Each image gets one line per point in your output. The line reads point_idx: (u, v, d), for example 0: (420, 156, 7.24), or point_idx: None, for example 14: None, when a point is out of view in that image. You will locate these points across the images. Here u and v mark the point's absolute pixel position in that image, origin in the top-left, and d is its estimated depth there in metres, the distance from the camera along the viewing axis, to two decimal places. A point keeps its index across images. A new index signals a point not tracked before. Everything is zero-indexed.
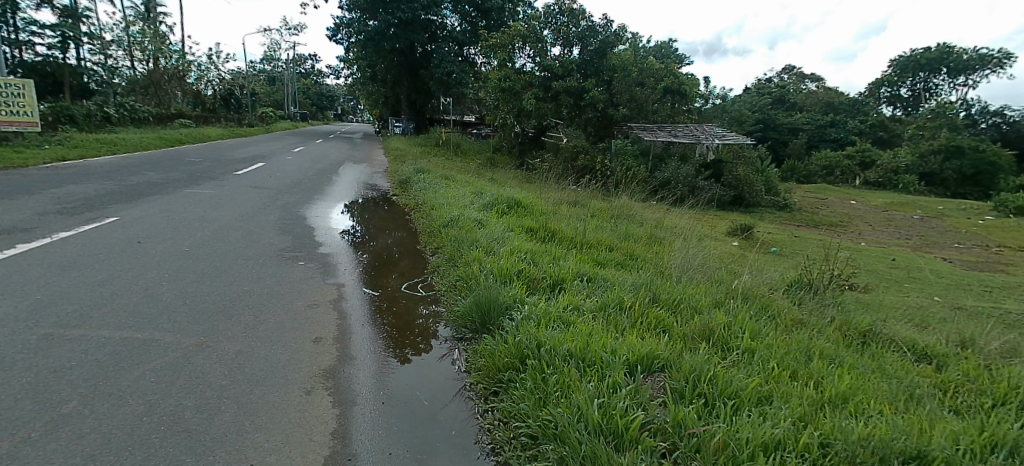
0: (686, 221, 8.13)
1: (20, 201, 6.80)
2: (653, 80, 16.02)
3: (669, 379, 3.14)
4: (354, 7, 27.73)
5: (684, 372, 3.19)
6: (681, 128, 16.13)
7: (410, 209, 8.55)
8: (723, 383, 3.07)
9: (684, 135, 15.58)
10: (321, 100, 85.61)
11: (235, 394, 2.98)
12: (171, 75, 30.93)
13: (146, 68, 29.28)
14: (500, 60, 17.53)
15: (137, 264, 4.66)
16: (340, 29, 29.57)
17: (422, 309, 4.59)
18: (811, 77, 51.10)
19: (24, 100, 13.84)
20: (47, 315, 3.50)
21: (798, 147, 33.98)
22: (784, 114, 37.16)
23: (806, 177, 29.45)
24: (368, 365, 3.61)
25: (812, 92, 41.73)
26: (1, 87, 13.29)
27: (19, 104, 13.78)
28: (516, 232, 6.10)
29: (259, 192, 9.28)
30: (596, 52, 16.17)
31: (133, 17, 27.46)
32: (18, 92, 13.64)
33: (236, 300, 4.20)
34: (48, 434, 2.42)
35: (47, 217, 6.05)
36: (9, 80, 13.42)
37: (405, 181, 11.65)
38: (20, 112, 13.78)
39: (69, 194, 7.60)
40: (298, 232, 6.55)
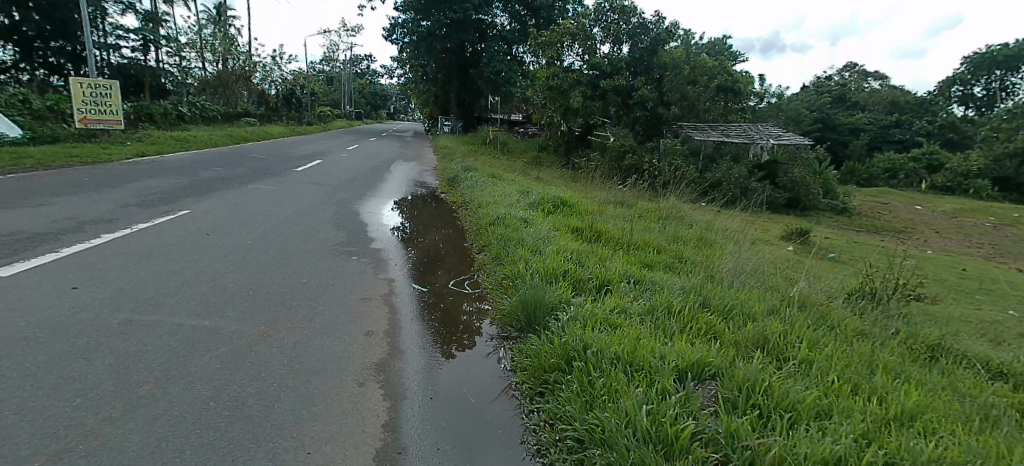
0: (739, 224, 7.87)
1: (107, 194, 7.36)
2: (706, 77, 15.67)
3: (721, 388, 3.05)
4: (408, 9, 28.56)
5: (737, 381, 3.09)
6: (735, 128, 15.51)
7: (458, 207, 8.64)
8: (779, 395, 2.95)
9: (737, 135, 15.00)
10: (374, 100, 88.77)
11: (294, 385, 3.10)
12: (238, 75, 32.36)
13: (216, 69, 31.09)
14: (548, 58, 17.62)
15: (206, 255, 4.92)
16: (395, 30, 30.51)
17: (468, 306, 4.63)
18: (875, 75, 48.46)
19: (110, 100, 14.71)
20: (127, 301, 3.75)
21: (858, 148, 32.40)
22: (843, 113, 35.40)
23: (866, 180, 28.13)
24: (417, 359, 3.69)
25: (876, 90, 39.66)
26: (90, 87, 14.22)
27: (106, 103, 14.68)
28: (561, 232, 6.04)
29: (318, 187, 9.69)
30: (647, 49, 15.87)
31: (207, 21, 29.13)
32: (105, 92, 14.54)
33: (295, 292, 4.36)
34: (128, 414, 2.59)
35: (128, 208, 6.50)
36: (97, 82, 14.30)
37: (453, 179, 11.82)
38: (108, 111, 14.70)
39: (150, 187, 8.17)
40: (352, 227, 6.73)
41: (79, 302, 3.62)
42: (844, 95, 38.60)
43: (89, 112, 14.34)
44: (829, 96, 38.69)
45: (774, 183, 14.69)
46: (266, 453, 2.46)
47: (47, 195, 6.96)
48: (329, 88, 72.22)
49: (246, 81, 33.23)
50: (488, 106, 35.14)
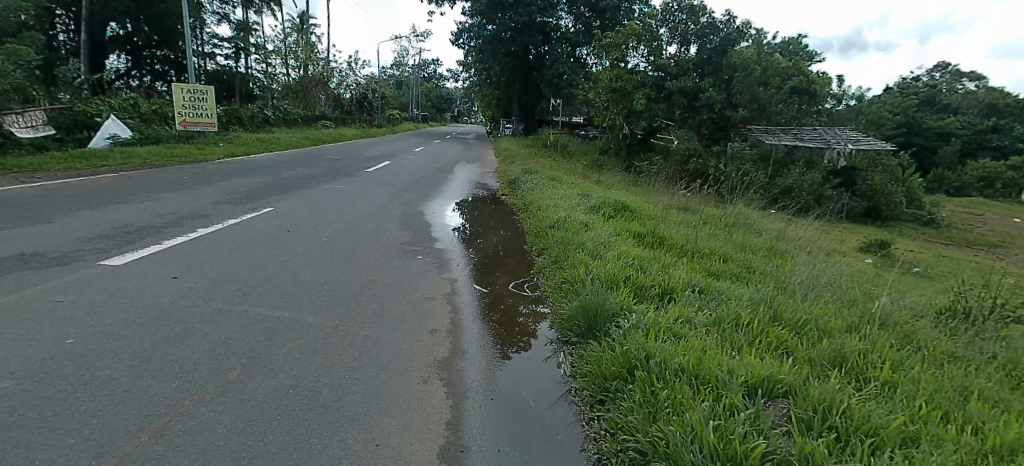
0: (813, 233, 7.45)
1: (202, 191, 7.97)
2: (780, 79, 15.10)
3: (794, 408, 2.88)
4: (474, 13, 28.95)
5: (812, 401, 2.91)
6: (809, 132, 14.74)
7: (518, 209, 8.70)
8: (858, 417, 2.75)
9: (811, 138, 14.10)
10: (437, 103, 91.22)
11: (363, 377, 3.22)
12: (318, 81, 34.15)
13: (297, 74, 33.01)
14: (612, 60, 17.40)
15: (286, 251, 5.20)
16: (462, 35, 31.30)
17: (526, 309, 4.62)
18: (972, 76, 44.29)
19: (206, 103, 15.90)
20: (218, 291, 4.03)
21: (948, 155, 29.80)
22: (932, 117, 32.67)
23: (956, 189, 25.85)
24: (478, 360, 3.73)
25: (972, 92, 36.31)
26: (189, 92, 15.45)
27: (202, 107, 15.85)
28: (622, 237, 5.94)
29: (387, 188, 10.03)
30: (716, 50, 15.60)
31: (291, 29, 31.00)
32: (202, 97, 15.75)
33: (365, 288, 4.53)
34: (219, 397, 2.79)
35: (218, 205, 6.99)
36: (196, 87, 15.55)
37: (514, 181, 11.91)
38: (203, 114, 15.86)
39: (238, 186, 8.77)
40: (417, 227, 6.93)
41: (177, 291, 3.92)
42: (933, 97, 36.64)
43: (189, 115, 15.59)
44: (916, 98, 35.92)
45: (850, 191, 13.71)
46: (340, 442, 2.57)
47: (152, 191, 7.63)
48: (396, 92, 75.13)
49: (323, 85, 34.99)
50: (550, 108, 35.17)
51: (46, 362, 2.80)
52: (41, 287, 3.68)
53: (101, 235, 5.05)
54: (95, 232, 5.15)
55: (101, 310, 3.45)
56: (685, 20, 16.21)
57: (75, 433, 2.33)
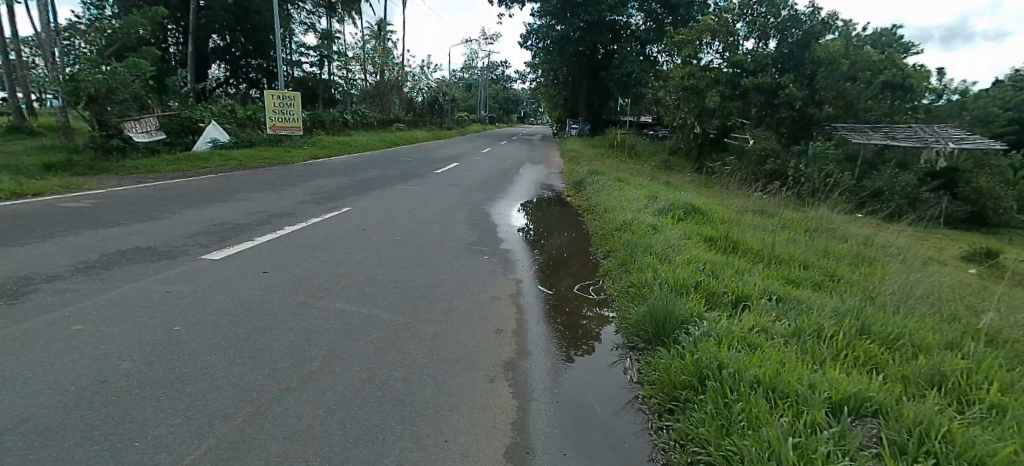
0: (908, 240, 6.85)
1: (289, 191, 8.54)
2: (869, 73, 13.98)
3: (886, 429, 2.64)
4: (543, 14, 29.28)
5: (907, 422, 2.65)
6: (902, 130, 13.48)
7: (583, 211, 8.63)
8: (963, 444, 2.47)
9: (905, 137, 12.86)
10: (504, 105, 92.35)
11: (433, 373, 3.32)
12: (393, 85, 35.08)
13: (374, 79, 34.18)
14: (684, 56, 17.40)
15: (362, 249, 5.45)
16: (530, 36, 31.59)
17: (591, 311, 4.55)
18: None
19: (294, 110, 16.85)
20: (302, 285, 4.29)
21: None
22: None
23: None
24: (544, 361, 3.73)
25: None
26: (279, 99, 16.48)
27: (291, 113, 16.85)
28: (693, 240, 5.74)
29: (456, 189, 10.27)
30: (799, 44, 14.64)
31: (370, 37, 32.41)
32: (290, 103, 16.72)
33: (434, 286, 4.66)
34: (303, 386, 2.97)
35: (303, 204, 7.45)
36: (285, 94, 16.54)
37: (579, 182, 11.84)
38: (291, 119, 16.85)
39: (321, 187, 9.30)
40: (483, 227, 7.04)
41: (266, 284, 4.21)
42: None
43: (279, 121, 16.69)
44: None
45: (950, 194, 12.47)
46: (411, 435, 2.65)
47: (246, 191, 8.27)
48: (467, 94, 76.70)
49: (398, 88, 35.99)
50: (616, 109, 35.07)
51: (159, 346, 3.10)
52: (154, 278, 4.08)
53: (201, 231, 5.53)
54: (198, 228, 5.65)
55: (203, 300, 3.77)
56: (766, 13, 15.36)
57: (181, 413, 2.56)
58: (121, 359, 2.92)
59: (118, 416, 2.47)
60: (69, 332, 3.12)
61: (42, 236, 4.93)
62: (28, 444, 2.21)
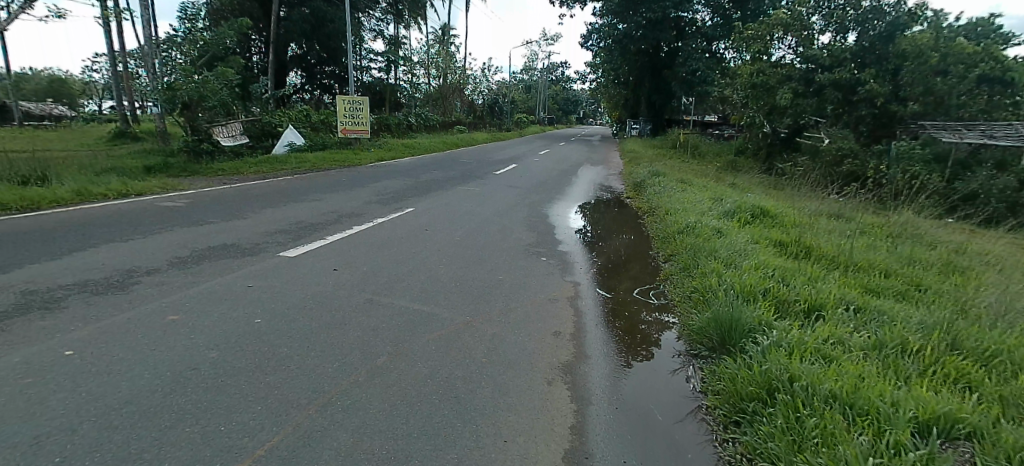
0: (1011, 249, 6.21)
1: (357, 192, 8.93)
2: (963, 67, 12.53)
3: (983, 454, 2.37)
4: (605, 13, 28.97)
5: (1009, 448, 2.38)
6: (1002, 127, 11.96)
7: (643, 213, 8.47)
8: None
9: (1006, 136, 11.41)
10: (562, 105, 91.97)
11: (492, 373, 3.35)
12: (455, 88, 35.97)
13: (438, 83, 34.96)
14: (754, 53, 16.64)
15: (424, 249, 5.59)
16: (591, 35, 31.31)
17: (651, 317, 4.44)
18: None
19: (362, 113, 17.38)
20: (368, 283, 4.46)
21: None
22: None
23: None
24: (602, 366, 3.67)
25: None
26: (349, 103, 17.07)
27: (359, 117, 17.38)
28: (761, 245, 5.49)
29: (514, 190, 10.36)
30: (882, 36, 13.82)
31: (433, 41, 33.73)
32: (359, 107, 17.24)
33: (493, 287, 4.71)
34: (370, 380, 3.08)
35: (370, 205, 7.76)
36: (355, 98, 17.12)
37: (640, 184, 11.64)
38: (359, 122, 17.38)
39: (387, 188, 9.66)
40: (542, 229, 7.05)
41: (337, 281, 4.41)
42: None
43: (348, 124, 17.25)
44: None
45: None
46: (471, 433, 2.68)
47: (318, 192, 8.73)
48: (527, 96, 77.00)
49: (459, 91, 36.67)
50: (679, 108, 34.46)
51: (242, 337, 3.32)
52: (238, 273, 4.37)
53: (278, 229, 5.88)
54: (276, 226, 6.01)
55: (280, 295, 4.00)
56: (844, 5, 14.72)
57: (261, 402, 2.72)
58: (209, 348, 3.14)
59: (206, 402, 2.66)
60: (166, 321, 3.39)
61: (143, 232, 5.41)
62: (129, 423, 2.42)
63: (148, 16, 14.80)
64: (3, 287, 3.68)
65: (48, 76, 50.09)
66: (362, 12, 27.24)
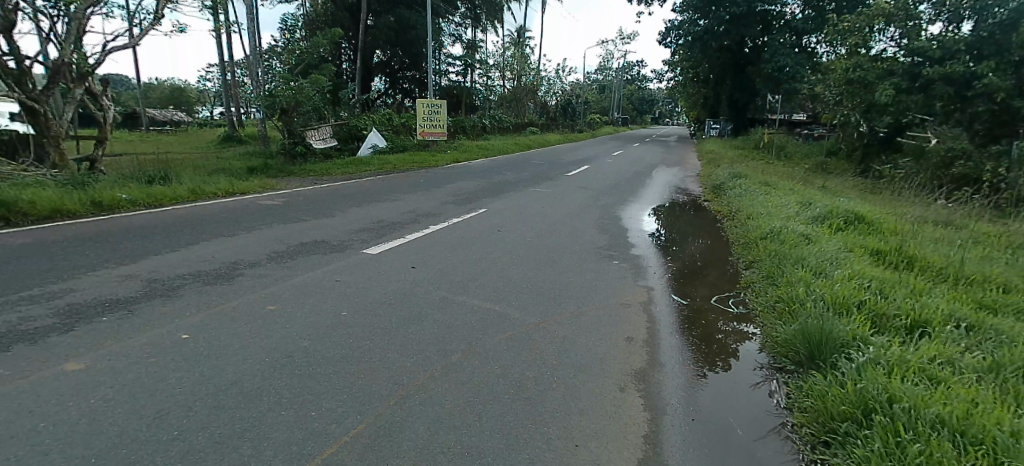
0: None
1: (434, 192, 9.24)
2: None
3: None
4: (685, 10, 28.25)
5: None
6: None
7: (722, 217, 8.14)
8: None
9: None
10: (638, 105, 89.94)
11: (562, 376, 3.32)
12: (529, 90, 36.29)
13: (512, 85, 35.42)
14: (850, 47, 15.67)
15: (497, 249, 5.69)
16: (670, 33, 30.66)
17: (730, 326, 4.22)
18: None
19: (439, 116, 18.37)
20: (444, 281, 4.59)
21: None
22: None
23: None
24: (677, 374, 3.52)
25: None
26: (428, 107, 18.09)
27: (436, 119, 18.35)
28: (855, 254, 5.09)
29: (585, 192, 10.27)
30: (1002, 25, 12.42)
31: (510, 44, 34.15)
32: (436, 110, 18.25)
33: (564, 289, 4.69)
34: (444, 376, 3.15)
35: (445, 205, 7.99)
36: (432, 102, 18.16)
37: (719, 187, 11.20)
38: (436, 125, 18.32)
39: (463, 189, 9.91)
40: (614, 231, 6.94)
41: (415, 279, 4.58)
42: None
43: (427, 127, 18.21)
44: None
45: None
46: (543, 435, 2.66)
47: (397, 192, 9.12)
48: (601, 96, 75.99)
49: (532, 92, 36.94)
50: (764, 106, 32.62)
51: (330, 328, 3.52)
52: (327, 268, 4.64)
53: (361, 227, 6.20)
54: (360, 225, 6.33)
55: (364, 290, 4.21)
56: None
57: (345, 391, 2.86)
58: (302, 338, 3.35)
59: (299, 388, 2.84)
60: (266, 311, 3.67)
61: (246, 228, 5.91)
62: (234, 403, 2.63)
63: (253, 29, 16.18)
64: (134, 275, 4.16)
65: (171, 85, 56.22)
66: (441, 18, 28.01)
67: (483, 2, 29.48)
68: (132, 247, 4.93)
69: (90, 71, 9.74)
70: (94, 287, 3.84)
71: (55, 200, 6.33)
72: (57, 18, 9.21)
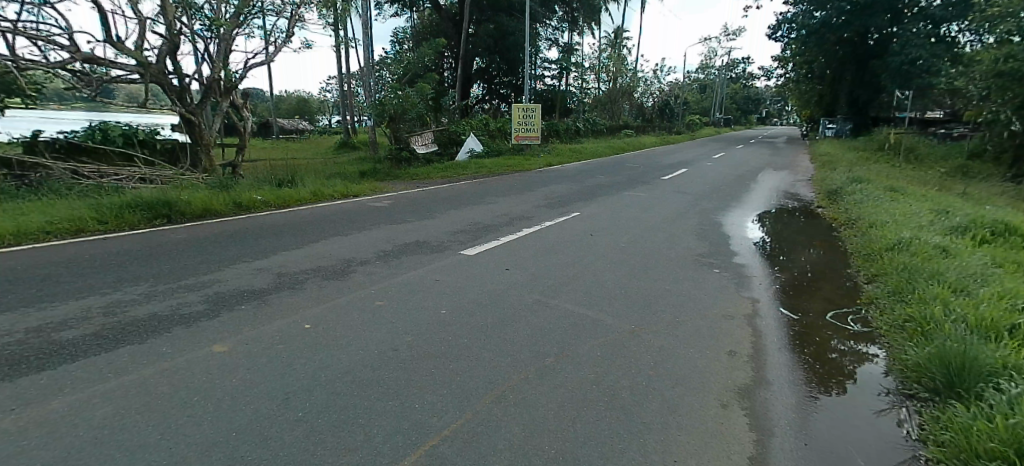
0: None
1: (529, 196, 9.40)
2: None
3: None
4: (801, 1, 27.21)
5: None
6: None
7: (838, 225, 7.50)
8: None
9: None
10: (742, 105, 84.75)
11: (658, 388, 3.17)
12: (625, 91, 35.84)
13: (608, 87, 35.21)
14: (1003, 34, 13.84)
15: (590, 253, 5.65)
16: (781, 26, 29.43)
17: (848, 346, 3.83)
18: None
19: (534, 121, 18.39)
20: (538, 284, 4.63)
21: None
22: None
23: None
24: (786, 393, 3.23)
25: None
26: (524, 111, 18.25)
27: (531, 124, 18.40)
28: (1008, 271, 4.43)
29: (683, 196, 9.93)
30: None
31: (606, 46, 34.06)
32: (531, 115, 18.28)
33: (659, 298, 4.53)
34: (538, 378, 3.17)
35: (538, 209, 8.07)
36: (528, 107, 18.26)
37: (834, 192, 10.32)
38: (529, 129, 18.32)
39: (557, 192, 9.97)
40: (714, 238, 6.63)
41: (509, 281, 4.66)
42: None
43: (521, 131, 18.38)
44: None
45: None
46: (639, 448, 2.54)
47: (494, 195, 9.38)
48: (701, 97, 72.95)
49: (628, 94, 36.45)
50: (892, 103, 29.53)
51: (431, 325, 3.69)
52: (428, 267, 4.88)
53: (459, 229, 6.44)
54: (458, 227, 6.57)
55: (462, 290, 4.36)
56: None
57: (444, 388, 2.96)
58: (405, 334, 3.54)
59: (403, 380, 2.99)
60: (375, 305, 3.93)
61: (358, 228, 6.37)
62: (349, 390, 2.83)
63: (368, 42, 17.51)
64: (266, 268, 4.63)
65: (298, 97, 62.59)
66: (540, 23, 28.44)
67: (581, 5, 29.60)
68: (262, 243, 5.50)
69: (235, 85, 11.04)
70: (232, 278, 4.33)
71: (207, 199, 7.24)
72: (211, 40, 10.46)
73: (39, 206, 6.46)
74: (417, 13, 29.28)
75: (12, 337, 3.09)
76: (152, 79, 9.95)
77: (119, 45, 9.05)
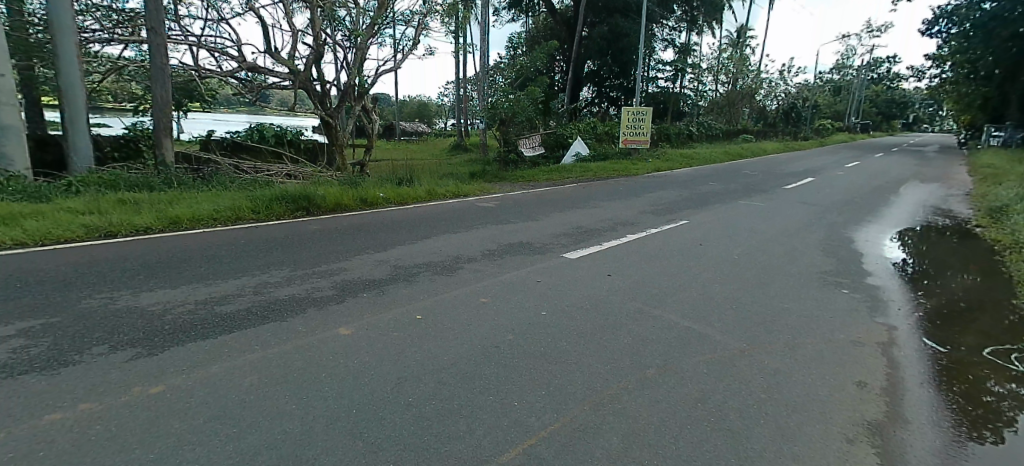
0: None
1: (634, 201, 9.19)
2: None
3: None
4: None
5: None
6: None
7: (1005, 248, 6.45)
8: None
9: None
10: (883, 108, 75.32)
11: (771, 413, 2.94)
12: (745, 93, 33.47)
13: (726, 89, 33.19)
14: None
15: (699, 264, 5.41)
16: (941, 19, 26.70)
17: (1011, 389, 3.27)
18: None
19: (643, 125, 17.65)
20: (641, 292, 4.52)
21: None
22: None
23: None
24: (928, 434, 2.82)
25: None
26: (634, 114, 17.57)
27: (640, 127, 17.73)
28: None
29: (807, 207, 9.12)
30: None
31: (727, 46, 32.29)
32: (641, 118, 17.52)
33: (776, 316, 4.22)
34: (638, 389, 3.08)
35: (643, 214, 7.87)
36: (638, 109, 17.49)
37: (999, 210, 8.90)
38: (639, 133, 17.76)
39: (663, 198, 9.66)
40: (844, 255, 6.03)
41: (611, 287, 4.60)
42: None
43: (629, 135, 17.85)
44: None
45: None
46: None
47: (600, 199, 9.29)
48: (833, 99, 66.18)
49: (750, 97, 34.06)
50: None
51: (534, 326, 3.74)
52: (529, 268, 4.96)
53: (561, 232, 6.46)
54: (563, 230, 6.60)
55: (564, 293, 4.38)
56: None
57: (544, 389, 2.98)
58: (508, 332, 3.62)
59: (506, 378, 3.06)
60: (479, 302, 4.07)
61: (466, 226, 6.64)
62: (454, 381, 2.96)
63: (486, 47, 18.10)
64: (385, 260, 4.99)
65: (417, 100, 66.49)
66: (656, 23, 27.61)
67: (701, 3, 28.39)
68: (382, 236, 5.93)
69: (367, 90, 11.97)
70: (356, 267, 4.72)
71: (337, 195, 7.94)
72: (349, 49, 11.45)
73: (206, 195, 7.48)
74: (533, 17, 29.93)
75: (186, 305, 3.64)
76: (301, 85, 11.14)
77: (276, 55, 10.23)
